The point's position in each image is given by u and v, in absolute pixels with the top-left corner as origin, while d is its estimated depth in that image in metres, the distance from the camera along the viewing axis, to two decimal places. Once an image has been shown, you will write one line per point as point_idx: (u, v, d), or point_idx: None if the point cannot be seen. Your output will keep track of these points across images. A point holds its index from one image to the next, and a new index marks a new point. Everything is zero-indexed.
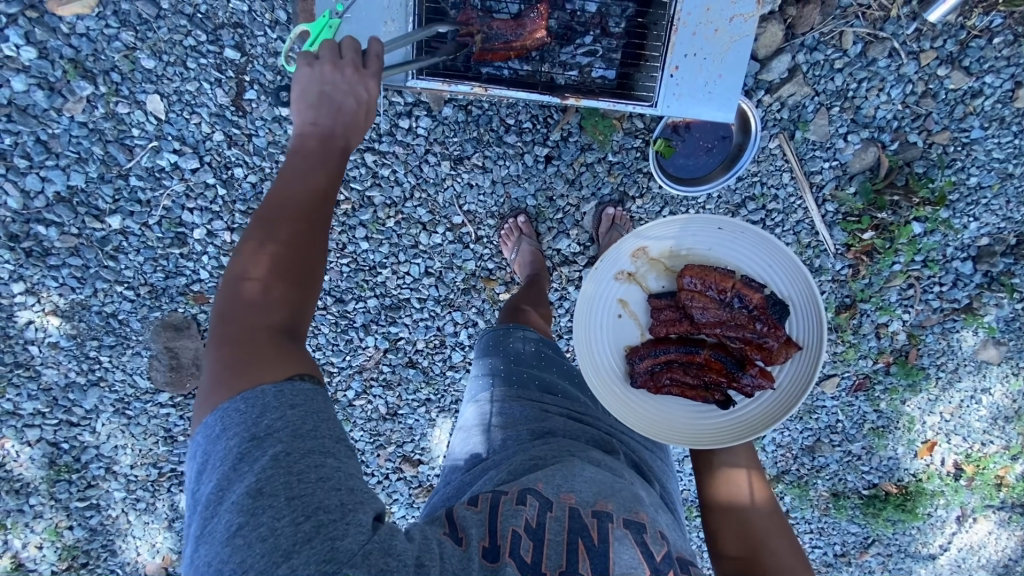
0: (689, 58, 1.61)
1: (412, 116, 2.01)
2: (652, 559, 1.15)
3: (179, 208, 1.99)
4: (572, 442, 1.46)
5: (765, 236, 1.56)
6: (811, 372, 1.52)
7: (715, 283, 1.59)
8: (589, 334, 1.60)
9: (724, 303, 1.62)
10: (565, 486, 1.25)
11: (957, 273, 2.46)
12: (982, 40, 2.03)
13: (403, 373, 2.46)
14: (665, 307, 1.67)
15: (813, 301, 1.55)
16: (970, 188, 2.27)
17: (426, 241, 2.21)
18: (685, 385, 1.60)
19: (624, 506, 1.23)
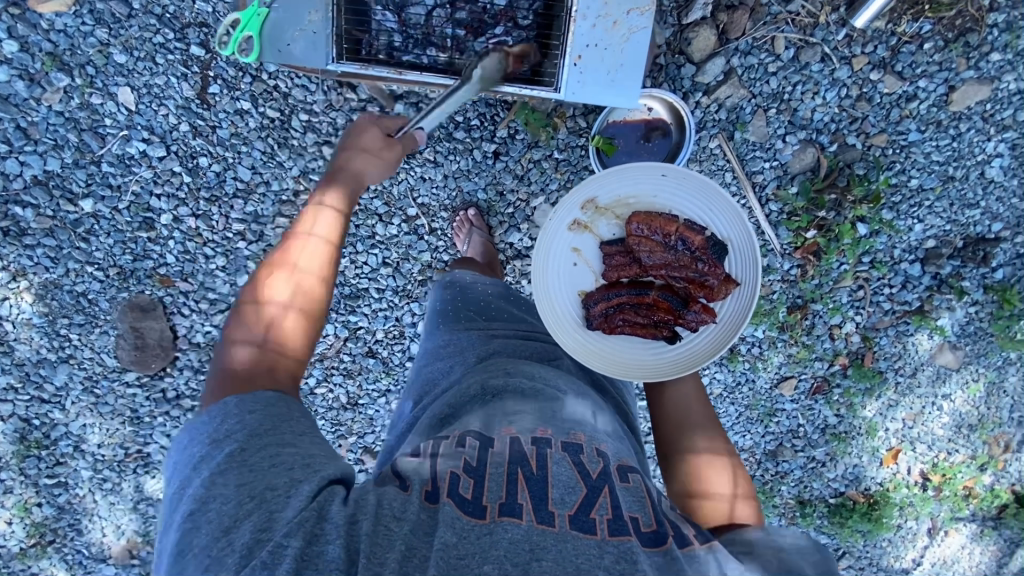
0: (590, 49, 1.72)
1: (367, 111, 2.13)
2: (587, 477, 1.20)
3: (148, 193, 2.14)
4: (511, 364, 1.56)
5: (705, 182, 1.68)
6: (749, 306, 1.68)
7: (660, 228, 1.69)
8: (544, 284, 1.75)
9: (668, 247, 1.71)
10: (506, 421, 1.32)
11: (906, 275, 2.50)
12: (913, 46, 2.12)
13: (363, 361, 2.54)
14: (616, 253, 1.76)
15: (750, 241, 1.67)
16: (912, 190, 2.33)
17: (382, 231, 2.32)
18: (637, 324, 1.71)
19: (559, 431, 1.30)
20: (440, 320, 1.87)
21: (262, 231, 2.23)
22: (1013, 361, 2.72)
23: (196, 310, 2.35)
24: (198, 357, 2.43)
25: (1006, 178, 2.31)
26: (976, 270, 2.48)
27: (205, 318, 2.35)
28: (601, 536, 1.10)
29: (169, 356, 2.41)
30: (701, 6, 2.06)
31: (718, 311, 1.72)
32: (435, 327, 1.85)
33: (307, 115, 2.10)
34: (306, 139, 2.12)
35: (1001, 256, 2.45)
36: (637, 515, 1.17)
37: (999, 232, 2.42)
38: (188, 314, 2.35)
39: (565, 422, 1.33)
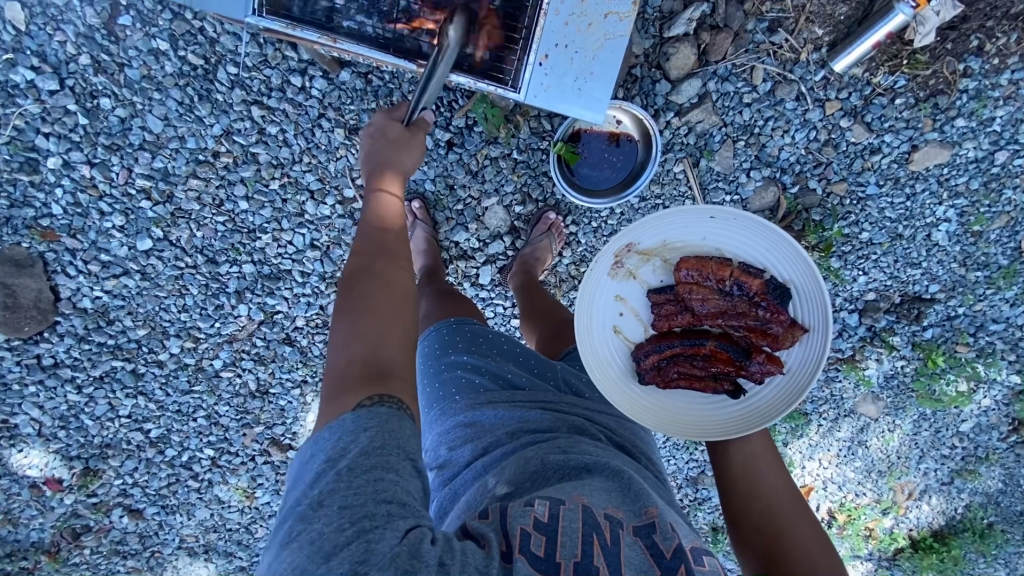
0: (559, 48, 1.59)
1: (307, 75, 1.89)
2: (664, 558, 1.02)
3: (33, 130, 1.86)
4: (558, 437, 1.27)
5: (763, 222, 1.38)
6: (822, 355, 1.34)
7: (713, 273, 1.43)
8: (585, 342, 1.44)
9: (723, 293, 1.46)
10: (574, 486, 1.11)
11: (843, 324, 2.54)
12: (885, 99, 2.09)
13: (278, 349, 2.27)
14: (666, 301, 1.49)
15: (818, 283, 1.35)
16: (861, 243, 2.34)
17: (312, 210, 2.07)
18: (693, 376, 1.42)
19: (631, 507, 1.11)
20: (443, 378, 1.46)
21: (172, 192, 1.99)
22: (928, 417, 2.80)
23: (84, 272, 2.06)
24: (83, 325, 2.14)
25: (949, 243, 2.35)
26: (908, 326, 2.53)
27: (95, 282, 2.07)
28: None
29: (46, 320, 2.09)
30: (686, 20, 1.93)
31: (785, 361, 1.40)
32: (436, 388, 1.46)
33: (236, 68, 1.86)
34: (231, 96, 1.89)
35: (933, 316, 2.51)
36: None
37: (935, 293, 2.46)
38: (74, 274, 2.05)
39: (634, 491, 1.14)
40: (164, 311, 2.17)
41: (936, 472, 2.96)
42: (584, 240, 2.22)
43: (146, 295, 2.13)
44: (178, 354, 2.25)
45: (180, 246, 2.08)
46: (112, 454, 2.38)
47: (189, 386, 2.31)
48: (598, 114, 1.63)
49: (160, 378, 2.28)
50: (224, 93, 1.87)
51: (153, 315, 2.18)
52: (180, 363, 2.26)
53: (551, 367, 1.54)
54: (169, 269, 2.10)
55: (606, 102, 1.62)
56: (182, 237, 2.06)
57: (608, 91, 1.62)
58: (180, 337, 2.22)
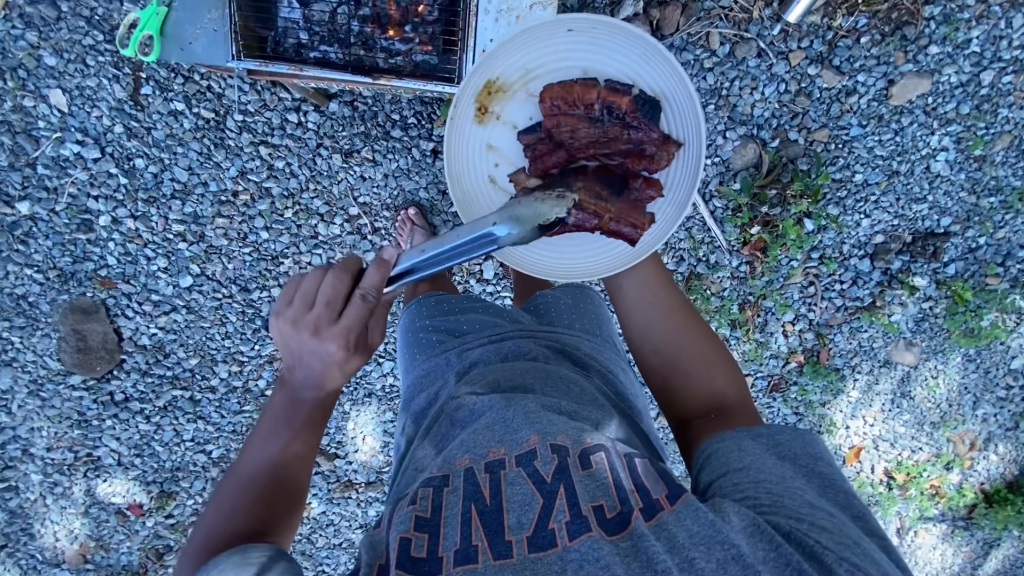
0: (494, 43, 1.78)
1: (301, 111, 2.14)
2: (542, 483, 1.19)
3: (85, 195, 2.18)
4: (484, 373, 1.53)
5: (619, 27, 1.61)
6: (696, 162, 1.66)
7: (579, 101, 1.63)
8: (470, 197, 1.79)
9: (592, 120, 1.63)
10: (457, 452, 1.30)
11: (857, 271, 2.49)
12: (850, 40, 2.11)
13: None
14: (539, 141, 1.70)
15: (681, 85, 1.63)
16: (857, 186, 2.32)
17: (324, 231, 2.29)
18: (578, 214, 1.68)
19: (513, 441, 1.27)
20: (411, 342, 1.81)
21: (202, 232, 2.27)
22: (973, 357, 2.67)
23: (140, 312, 2.36)
24: (144, 360, 2.44)
25: (952, 172, 2.29)
26: (927, 265, 2.46)
27: (150, 319, 2.37)
28: (561, 544, 1.11)
29: (114, 358, 2.41)
30: (632, 2, 2.05)
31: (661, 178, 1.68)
32: (408, 349, 1.80)
33: (242, 115, 2.13)
34: (241, 140, 2.16)
35: (952, 251, 2.43)
36: (600, 502, 1.15)
37: (949, 227, 2.40)
38: (132, 316, 2.36)
39: (525, 428, 1.29)
40: (210, 340, 2.44)
41: (996, 416, 2.81)
42: None
43: (193, 326, 2.41)
44: (226, 378, 2.51)
45: (216, 279, 2.34)
46: (182, 476, 2.66)
47: (240, 407, 2.56)
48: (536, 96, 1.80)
49: (214, 401, 2.54)
50: (235, 139, 2.14)
51: (201, 344, 2.45)
52: (229, 387, 2.52)
53: (505, 312, 1.85)
54: (209, 301, 2.37)
55: None
56: (217, 271, 2.33)
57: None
58: (226, 362, 2.49)
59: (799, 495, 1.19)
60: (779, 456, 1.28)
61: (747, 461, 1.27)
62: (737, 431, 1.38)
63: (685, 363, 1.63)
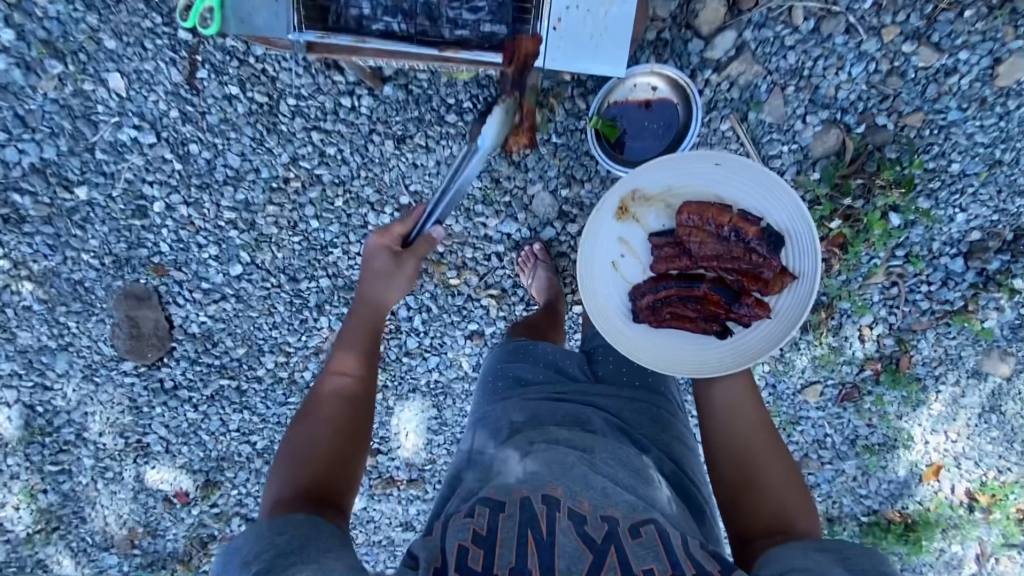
0: (570, 11, 1.71)
1: (355, 95, 2.07)
2: (594, 543, 1.24)
3: (141, 181, 2.18)
4: (541, 422, 1.59)
5: (761, 172, 1.72)
6: (810, 296, 1.70)
7: (712, 218, 1.75)
8: (591, 285, 1.84)
9: (720, 238, 1.77)
10: (514, 484, 1.36)
11: (947, 272, 2.26)
12: (952, 13, 1.90)
13: None
14: (666, 245, 1.83)
15: (808, 229, 1.70)
16: (952, 176, 2.10)
17: (374, 220, 2.23)
18: (684, 315, 1.78)
19: (570, 492, 1.34)
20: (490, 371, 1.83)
21: (253, 220, 2.23)
22: None
23: (191, 299, 2.35)
24: (194, 347, 2.43)
25: None
26: None
27: (200, 307, 2.35)
28: None
29: (165, 345, 2.41)
30: None
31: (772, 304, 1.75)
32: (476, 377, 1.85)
33: (295, 99, 2.08)
34: (294, 125, 2.10)
35: None
36: (649, 565, 1.23)
37: None
38: (183, 303, 2.35)
39: (579, 485, 1.36)
40: (258, 329, 2.41)
41: None
42: None
43: (242, 315, 2.38)
44: (274, 369, 2.48)
45: (265, 268, 2.31)
46: (227, 466, 2.65)
47: (286, 398, 2.52)
48: (617, 66, 1.76)
49: (260, 391, 2.52)
50: (288, 124, 2.09)
51: (249, 334, 2.42)
52: (276, 377, 2.49)
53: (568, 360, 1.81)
54: (258, 291, 2.34)
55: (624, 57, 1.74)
56: (266, 260, 2.29)
57: (625, 41, 1.74)
58: (274, 352, 2.45)
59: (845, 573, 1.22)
60: (847, 570, 1.23)
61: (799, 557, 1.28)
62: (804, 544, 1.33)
63: (759, 467, 1.54)
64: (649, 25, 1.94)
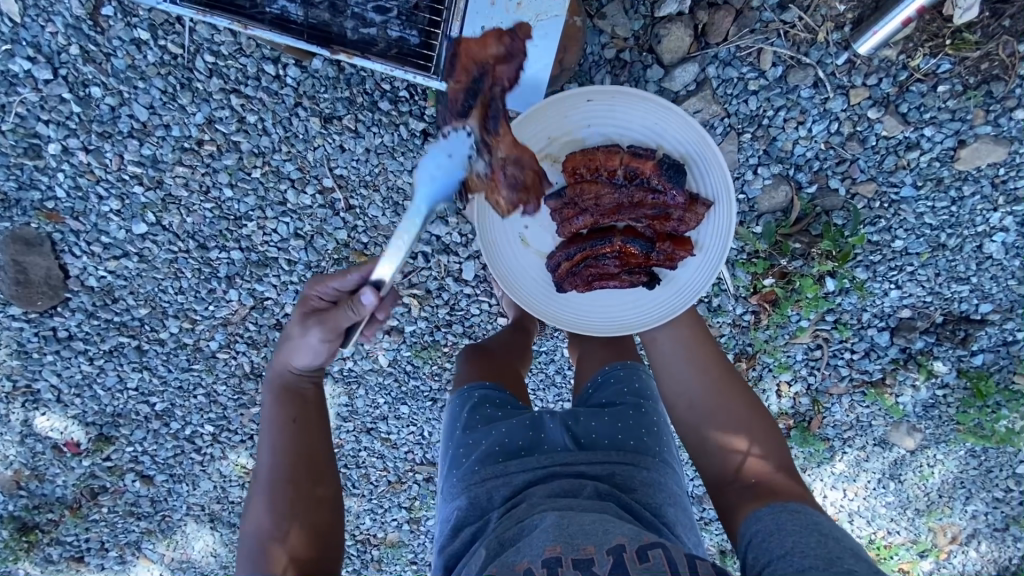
0: (485, 30, 1.60)
1: (280, 63, 1.88)
2: None
3: (35, 118, 1.97)
4: (534, 492, 1.40)
5: (639, 95, 1.66)
6: (730, 219, 1.69)
7: (603, 164, 1.63)
8: (504, 272, 1.80)
9: (616, 184, 1.65)
10: (512, 559, 1.22)
11: (872, 343, 2.23)
12: (925, 85, 1.78)
13: (269, 334, 2.32)
14: (564, 206, 1.68)
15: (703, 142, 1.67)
16: (894, 252, 2.04)
17: (294, 199, 2.07)
18: (607, 275, 1.68)
19: (569, 543, 1.20)
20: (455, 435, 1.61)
21: (161, 178, 2.06)
22: (977, 454, 2.45)
23: (88, 253, 2.18)
24: (90, 301, 2.27)
25: (1006, 256, 2.01)
26: (952, 350, 2.20)
27: (98, 262, 2.19)
28: None
29: (58, 295, 2.25)
30: None
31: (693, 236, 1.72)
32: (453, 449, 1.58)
33: (213, 57, 1.88)
34: (210, 85, 1.91)
35: (984, 340, 2.18)
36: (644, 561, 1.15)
37: (988, 315, 2.13)
38: (79, 255, 2.18)
39: (580, 530, 1.23)
40: (162, 292, 2.26)
41: (987, 516, 2.60)
42: None
43: (144, 276, 2.23)
44: (177, 334, 2.35)
45: (172, 231, 2.15)
46: (122, 423, 2.55)
47: (188, 364, 2.41)
48: (520, 101, 1.72)
49: (161, 354, 2.40)
50: (203, 82, 1.90)
51: (151, 295, 2.28)
52: (179, 343, 2.36)
53: (549, 421, 1.56)
54: (164, 253, 2.18)
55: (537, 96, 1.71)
56: (173, 223, 2.13)
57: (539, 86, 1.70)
58: (178, 318, 2.32)
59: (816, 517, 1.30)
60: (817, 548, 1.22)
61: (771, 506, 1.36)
62: (776, 502, 1.37)
63: (716, 426, 1.59)
64: (606, 43, 1.79)
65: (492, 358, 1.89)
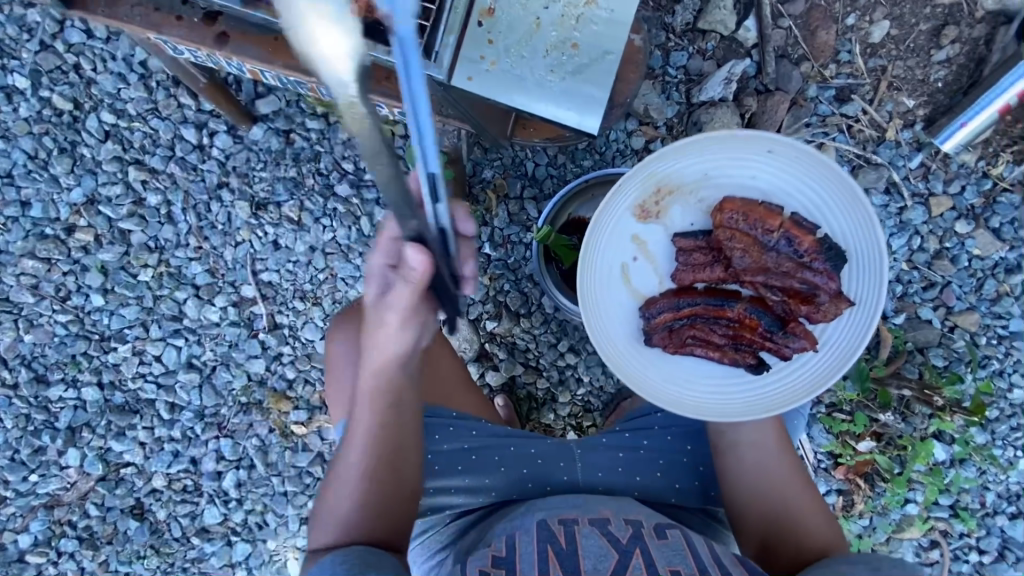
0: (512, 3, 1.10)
1: (207, 130, 1.42)
2: (620, 542, 0.88)
3: None
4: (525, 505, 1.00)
5: (817, 155, 0.99)
6: (870, 333, 0.98)
7: (755, 216, 0.99)
8: (589, 303, 1.04)
9: (766, 245, 1.01)
10: (528, 513, 0.96)
11: (1004, 539, 1.58)
12: (1015, 196, 1.47)
13: (121, 524, 1.54)
14: (696, 249, 1.03)
15: (881, 243, 0.98)
16: (1014, 405, 1.52)
17: (192, 312, 1.48)
18: (711, 344, 1.02)
19: (587, 507, 0.96)
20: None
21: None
22: None
23: None
24: None
25: None
26: None
27: None
28: None
29: None
30: (722, 82, 1.42)
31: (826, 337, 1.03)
32: None
33: (114, 117, 1.43)
34: (101, 153, 1.43)
35: None
36: (675, 567, 0.84)
37: None
38: None
39: (592, 501, 0.97)
40: None
41: None
42: (587, 377, 1.53)
43: None
44: None
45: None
46: None
47: None
48: (570, 107, 1.12)
49: None
50: (93, 150, 1.43)
51: None
52: None
53: (567, 455, 1.09)
54: None
55: (597, 97, 1.12)
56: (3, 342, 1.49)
57: (601, 82, 1.11)
58: None
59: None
60: None
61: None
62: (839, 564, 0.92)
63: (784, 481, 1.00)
64: (636, 129, 1.44)
65: None
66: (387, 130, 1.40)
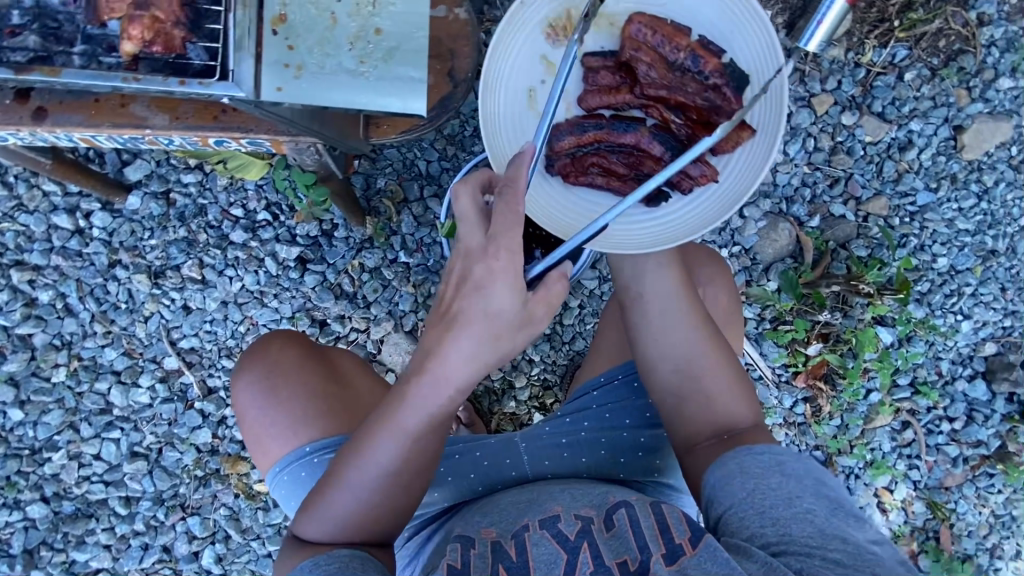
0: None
1: (84, 212, 1.36)
2: (568, 541, 0.84)
3: None
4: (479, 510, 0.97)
5: None
6: (768, 162, 0.93)
7: (660, 38, 0.95)
8: (495, 128, 1.00)
9: (670, 67, 0.96)
10: (482, 522, 0.93)
11: (968, 401, 1.63)
12: (889, 77, 1.52)
13: None
14: (601, 74, 0.98)
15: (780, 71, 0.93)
16: (942, 274, 1.57)
17: (120, 400, 1.41)
18: (613, 170, 0.99)
19: (536, 506, 0.92)
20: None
21: None
22: None
23: None
24: None
25: None
26: None
27: None
28: None
29: None
30: None
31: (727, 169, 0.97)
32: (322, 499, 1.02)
33: None
34: None
35: None
36: (626, 557, 0.80)
37: None
38: None
39: (539, 500, 0.94)
40: None
41: None
42: (537, 356, 1.52)
43: None
44: None
45: None
46: None
47: None
48: (390, 95, 0.92)
49: None
50: None
51: None
52: None
53: (512, 451, 1.07)
54: None
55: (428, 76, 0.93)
56: None
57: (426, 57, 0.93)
58: None
59: (849, 547, 0.74)
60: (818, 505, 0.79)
61: (752, 489, 0.81)
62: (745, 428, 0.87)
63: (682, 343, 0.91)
64: None
65: (291, 364, 1.07)
66: (263, 168, 1.31)
